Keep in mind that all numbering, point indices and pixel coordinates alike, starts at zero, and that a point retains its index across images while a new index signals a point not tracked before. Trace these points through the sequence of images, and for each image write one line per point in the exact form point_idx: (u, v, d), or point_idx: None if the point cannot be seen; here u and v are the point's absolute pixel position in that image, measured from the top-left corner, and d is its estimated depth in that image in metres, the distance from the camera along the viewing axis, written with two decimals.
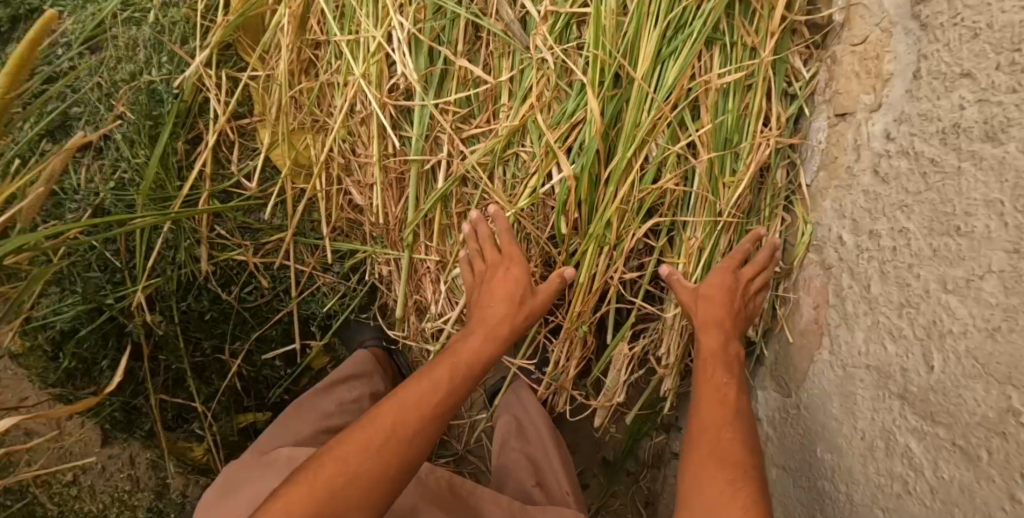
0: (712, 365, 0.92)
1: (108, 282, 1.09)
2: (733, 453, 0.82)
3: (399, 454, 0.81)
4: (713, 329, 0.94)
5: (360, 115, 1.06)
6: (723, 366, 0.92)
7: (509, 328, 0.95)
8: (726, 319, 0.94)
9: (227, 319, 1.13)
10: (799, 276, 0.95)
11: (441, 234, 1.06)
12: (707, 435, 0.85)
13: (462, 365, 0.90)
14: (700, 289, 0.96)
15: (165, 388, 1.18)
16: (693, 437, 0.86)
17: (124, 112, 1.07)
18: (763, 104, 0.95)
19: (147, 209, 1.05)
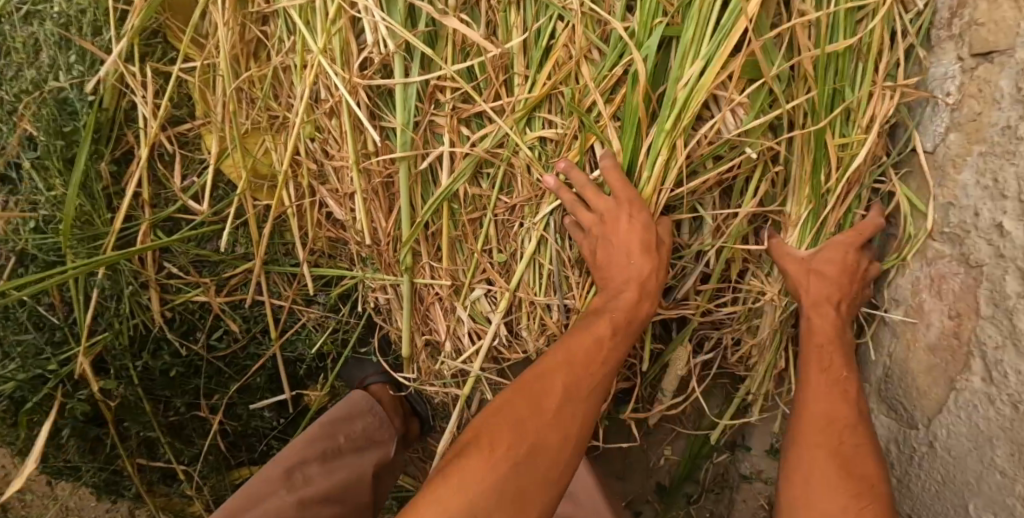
0: (828, 352, 0.71)
1: (47, 343, 0.89)
2: (861, 469, 0.65)
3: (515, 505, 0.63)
4: (828, 310, 0.72)
5: (327, 105, 0.82)
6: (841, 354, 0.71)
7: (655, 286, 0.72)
8: (843, 299, 0.72)
9: (198, 372, 0.92)
10: (921, 273, 0.72)
11: (450, 250, 0.83)
12: (826, 445, 0.66)
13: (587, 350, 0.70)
14: (811, 259, 0.73)
15: (139, 454, 0.99)
16: (804, 443, 0.67)
17: (31, 132, 0.85)
18: (869, 42, 0.70)
19: (76, 253, 0.84)
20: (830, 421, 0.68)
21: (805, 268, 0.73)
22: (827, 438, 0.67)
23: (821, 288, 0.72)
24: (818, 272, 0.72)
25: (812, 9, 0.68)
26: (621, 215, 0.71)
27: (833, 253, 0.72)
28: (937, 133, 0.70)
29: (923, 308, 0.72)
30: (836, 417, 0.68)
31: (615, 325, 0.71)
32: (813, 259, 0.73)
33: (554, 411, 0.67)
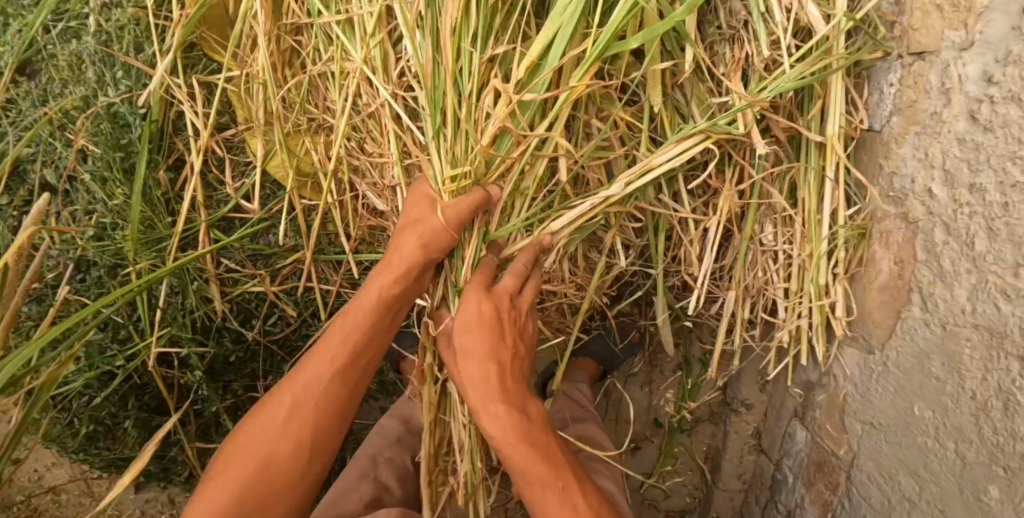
0: (509, 380, 0.76)
1: (114, 340, 0.96)
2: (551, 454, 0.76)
3: (281, 482, 0.75)
4: (472, 360, 0.76)
5: (368, 108, 0.91)
6: (514, 379, 0.76)
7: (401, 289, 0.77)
8: (495, 339, 0.76)
9: (255, 356, 1.03)
10: (874, 229, 0.91)
11: None
12: (537, 466, 0.74)
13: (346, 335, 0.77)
14: (458, 321, 0.77)
15: (197, 437, 1.07)
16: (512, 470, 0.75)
17: (86, 146, 0.91)
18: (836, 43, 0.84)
19: (140, 256, 0.92)
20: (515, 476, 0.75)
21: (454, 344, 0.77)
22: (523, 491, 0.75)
23: (486, 329, 0.76)
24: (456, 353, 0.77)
25: (784, 20, 0.83)
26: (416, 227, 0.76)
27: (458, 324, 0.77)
28: (883, 116, 0.87)
29: (874, 258, 0.91)
30: (525, 432, 0.74)
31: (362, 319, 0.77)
32: (455, 331, 0.77)
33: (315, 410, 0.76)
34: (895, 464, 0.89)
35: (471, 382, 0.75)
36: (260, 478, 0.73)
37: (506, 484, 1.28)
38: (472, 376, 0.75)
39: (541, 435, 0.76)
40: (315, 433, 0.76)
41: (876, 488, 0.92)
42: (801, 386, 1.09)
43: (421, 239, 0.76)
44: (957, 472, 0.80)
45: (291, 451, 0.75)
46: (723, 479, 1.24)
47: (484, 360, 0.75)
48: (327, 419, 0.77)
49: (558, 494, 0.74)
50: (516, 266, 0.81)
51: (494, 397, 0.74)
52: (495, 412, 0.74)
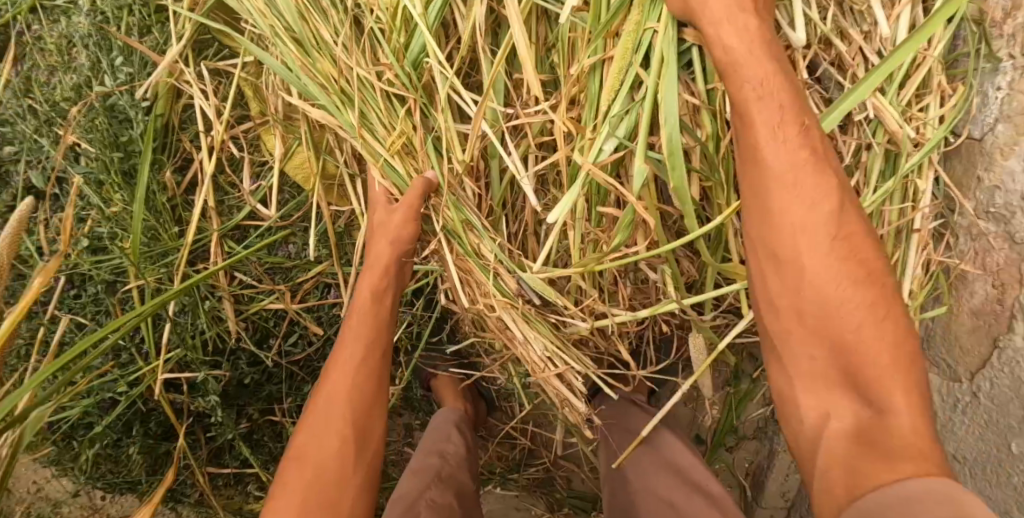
0: (767, 109, 0.53)
1: (114, 364, 0.85)
2: (854, 250, 0.52)
3: (339, 477, 0.63)
4: (776, 113, 0.53)
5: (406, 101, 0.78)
6: (796, 117, 0.53)
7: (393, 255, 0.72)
8: (758, 46, 0.54)
9: (272, 378, 0.92)
10: (966, 246, 0.82)
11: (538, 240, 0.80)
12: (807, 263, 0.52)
13: (363, 307, 0.70)
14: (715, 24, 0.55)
15: (209, 461, 0.97)
16: (786, 283, 0.53)
17: (77, 143, 0.78)
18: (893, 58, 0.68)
19: (145, 271, 0.81)
20: (778, 200, 0.53)
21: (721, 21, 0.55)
22: (764, 224, 0.53)
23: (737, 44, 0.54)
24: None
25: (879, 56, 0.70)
26: (384, 214, 0.73)
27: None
28: (986, 122, 0.78)
29: (966, 278, 0.82)
30: (814, 195, 0.52)
31: (363, 313, 0.70)
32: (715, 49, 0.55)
33: (340, 420, 0.66)
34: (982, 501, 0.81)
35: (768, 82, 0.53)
36: (322, 473, 0.63)
37: (534, 504, 1.17)
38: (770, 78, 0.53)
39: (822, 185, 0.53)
40: (358, 416, 0.66)
41: None
42: None
43: (391, 239, 0.72)
44: None
45: (348, 427, 0.65)
46: (767, 498, 1.16)
47: (764, 67, 0.54)
48: (350, 424, 0.66)
49: (858, 308, 0.51)
50: (755, 39, 0.55)
51: (795, 111, 0.53)
52: (793, 119, 0.53)
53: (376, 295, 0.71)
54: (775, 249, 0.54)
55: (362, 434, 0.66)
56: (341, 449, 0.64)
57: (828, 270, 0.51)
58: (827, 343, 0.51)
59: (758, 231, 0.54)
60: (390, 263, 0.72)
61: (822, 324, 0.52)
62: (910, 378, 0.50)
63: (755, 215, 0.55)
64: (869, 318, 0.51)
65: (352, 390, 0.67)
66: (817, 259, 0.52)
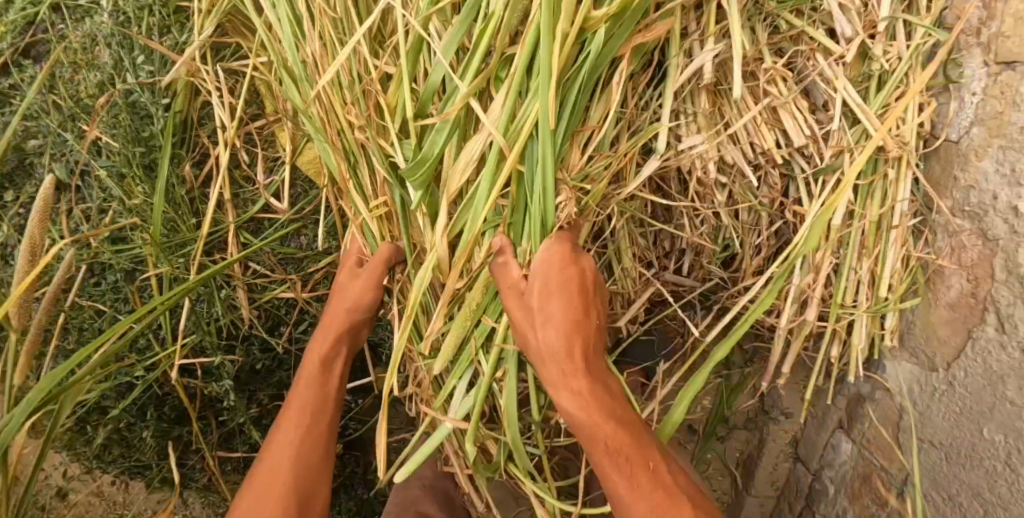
0: (593, 413, 0.65)
1: (132, 350, 0.89)
2: (672, 495, 0.64)
3: None
4: (598, 407, 0.65)
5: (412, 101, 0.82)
6: (602, 391, 0.66)
7: (352, 319, 0.76)
8: (577, 341, 0.66)
9: (282, 365, 0.95)
10: (943, 243, 0.86)
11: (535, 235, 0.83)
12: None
13: (314, 375, 0.75)
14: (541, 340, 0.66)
15: (219, 445, 1.00)
16: None
17: (100, 138, 0.82)
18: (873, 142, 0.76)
19: (163, 261, 0.84)
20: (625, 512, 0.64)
21: (555, 378, 0.66)
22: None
23: (555, 365, 0.66)
24: (537, 325, 0.66)
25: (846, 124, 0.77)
26: (348, 276, 0.76)
27: (529, 327, 0.67)
28: (962, 125, 0.83)
29: (944, 273, 0.86)
30: (636, 465, 0.64)
31: (312, 380, 0.75)
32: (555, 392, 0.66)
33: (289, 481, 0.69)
34: (955, 484, 0.85)
35: (592, 406, 0.65)
36: None
37: None
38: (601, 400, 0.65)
39: (634, 434, 0.65)
40: (303, 479, 0.70)
41: (932, 508, 0.88)
42: (847, 398, 1.04)
43: (351, 302, 0.76)
44: None
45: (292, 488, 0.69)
46: (757, 486, 1.21)
47: (570, 348, 0.66)
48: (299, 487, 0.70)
49: None
50: (564, 313, 0.66)
51: (624, 425, 0.65)
52: (608, 420, 0.65)
53: (325, 363, 0.75)
54: None
55: (308, 498, 0.70)
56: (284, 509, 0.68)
57: None
58: None
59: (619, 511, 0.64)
60: (345, 329, 0.76)
61: None
62: None
63: (611, 497, 0.65)
64: None
65: (300, 452, 0.71)
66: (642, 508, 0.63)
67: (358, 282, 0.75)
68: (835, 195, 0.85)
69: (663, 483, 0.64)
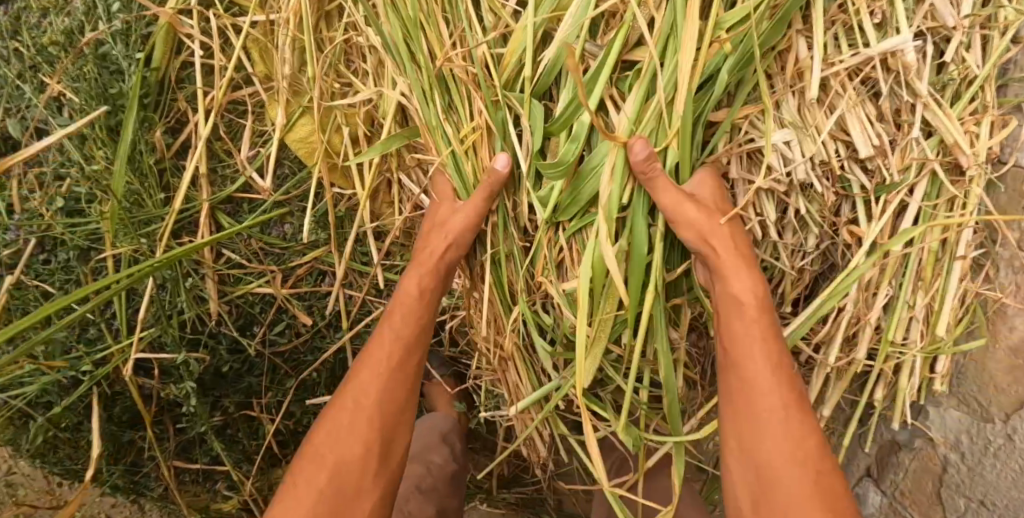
0: (739, 302, 0.64)
1: (79, 339, 0.77)
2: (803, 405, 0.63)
3: (356, 478, 0.65)
4: (737, 283, 0.64)
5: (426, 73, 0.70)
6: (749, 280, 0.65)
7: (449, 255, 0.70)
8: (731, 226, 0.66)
9: (253, 368, 0.84)
10: (1007, 279, 0.77)
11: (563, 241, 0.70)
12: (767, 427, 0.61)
13: (404, 309, 0.70)
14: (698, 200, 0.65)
15: (175, 455, 0.88)
16: (759, 454, 0.61)
17: (62, 92, 0.71)
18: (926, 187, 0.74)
19: (122, 239, 0.73)
20: (769, 447, 0.61)
21: (727, 268, 0.64)
22: (746, 456, 0.62)
23: (711, 240, 0.65)
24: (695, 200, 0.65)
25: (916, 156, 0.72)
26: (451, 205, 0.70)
27: (700, 241, 0.65)
28: None
29: (1007, 314, 0.77)
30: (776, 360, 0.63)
31: (404, 315, 0.70)
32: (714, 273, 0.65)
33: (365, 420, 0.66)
34: None
35: (763, 339, 0.63)
36: (340, 467, 0.65)
37: None
38: (768, 335, 0.63)
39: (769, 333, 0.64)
40: (386, 421, 0.67)
41: None
42: (881, 444, 0.94)
43: (451, 238, 0.70)
44: None
45: (381, 424, 0.67)
46: None
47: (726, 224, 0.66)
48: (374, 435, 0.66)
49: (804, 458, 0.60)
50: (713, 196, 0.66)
51: (785, 369, 0.63)
52: (769, 351, 0.63)
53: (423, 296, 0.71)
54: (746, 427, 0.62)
55: (389, 438, 0.67)
56: (363, 446, 0.66)
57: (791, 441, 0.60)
58: None
59: (740, 398, 0.63)
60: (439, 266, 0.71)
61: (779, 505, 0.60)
62: None
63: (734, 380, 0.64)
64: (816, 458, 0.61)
65: (389, 388, 0.68)
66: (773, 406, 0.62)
67: (456, 216, 0.69)
68: (890, 218, 0.76)
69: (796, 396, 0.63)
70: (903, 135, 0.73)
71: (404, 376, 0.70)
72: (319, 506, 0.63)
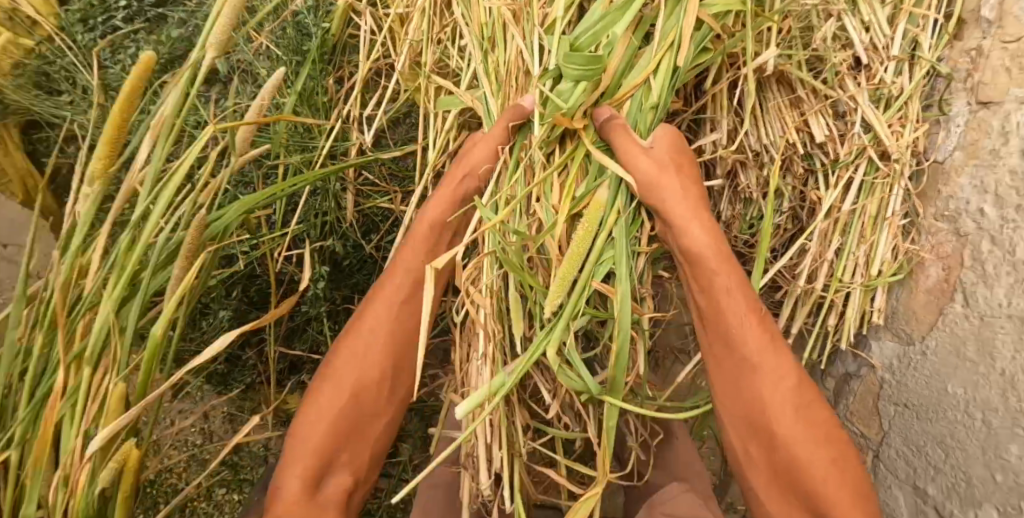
0: (716, 257, 0.82)
1: (245, 228, 1.00)
2: (772, 335, 0.82)
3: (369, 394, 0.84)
4: (704, 235, 0.83)
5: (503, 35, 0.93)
6: (718, 241, 0.83)
7: (460, 192, 0.88)
8: (696, 197, 0.85)
9: (363, 269, 1.07)
10: (925, 241, 1.05)
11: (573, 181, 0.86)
12: (748, 357, 0.80)
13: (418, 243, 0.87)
14: (669, 171, 0.84)
15: (280, 340, 1.11)
16: (746, 381, 0.81)
17: (263, 43, 0.97)
18: (872, 168, 1.03)
19: (292, 152, 0.98)
20: (756, 377, 0.80)
21: (696, 221, 0.83)
22: (741, 385, 0.81)
23: (683, 206, 0.83)
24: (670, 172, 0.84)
25: (864, 143, 1.01)
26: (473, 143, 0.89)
27: (678, 215, 0.83)
28: (948, 150, 1.04)
29: (924, 267, 1.05)
30: (751, 305, 0.82)
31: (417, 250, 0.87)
32: (690, 238, 0.83)
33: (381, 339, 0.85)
34: (924, 438, 1.01)
35: (731, 291, 0.82)
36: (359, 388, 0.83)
37: None
38: (737, 281, 0.82)
39: (738, 283, 0.82)
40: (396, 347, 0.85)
41: (902, 461, 1.05)
42: (836, 379, 1.22)
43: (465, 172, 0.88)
44: (980, 438, 0.92)
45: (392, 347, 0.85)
46: None
47: (694, 194, 0.84)
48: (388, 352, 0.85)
49: (784, 378, 0.80)
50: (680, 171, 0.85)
51: (753, 307, 0.82)
52: (738, 288, 0.82)
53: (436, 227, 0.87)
54: (731, 361, 0.82)
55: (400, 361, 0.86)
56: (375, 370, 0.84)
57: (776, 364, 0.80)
58: (775, 441, 0.79)
59: (728, 337, 0.81)
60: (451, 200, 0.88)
61: (764, 417, 0.80)
62: (815, 424, 0.80)
63: (720, 325, 0.82)
64: (786, 378, 0.80)
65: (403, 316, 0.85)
66: (753, 339, 0.81)
67: (475, 153, 0.87)
68: (845, 190, 1.05)
69: (767, 333, 0.82)
70: (852, 129, 1.03)
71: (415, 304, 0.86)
72: (342, 414, 0.82)
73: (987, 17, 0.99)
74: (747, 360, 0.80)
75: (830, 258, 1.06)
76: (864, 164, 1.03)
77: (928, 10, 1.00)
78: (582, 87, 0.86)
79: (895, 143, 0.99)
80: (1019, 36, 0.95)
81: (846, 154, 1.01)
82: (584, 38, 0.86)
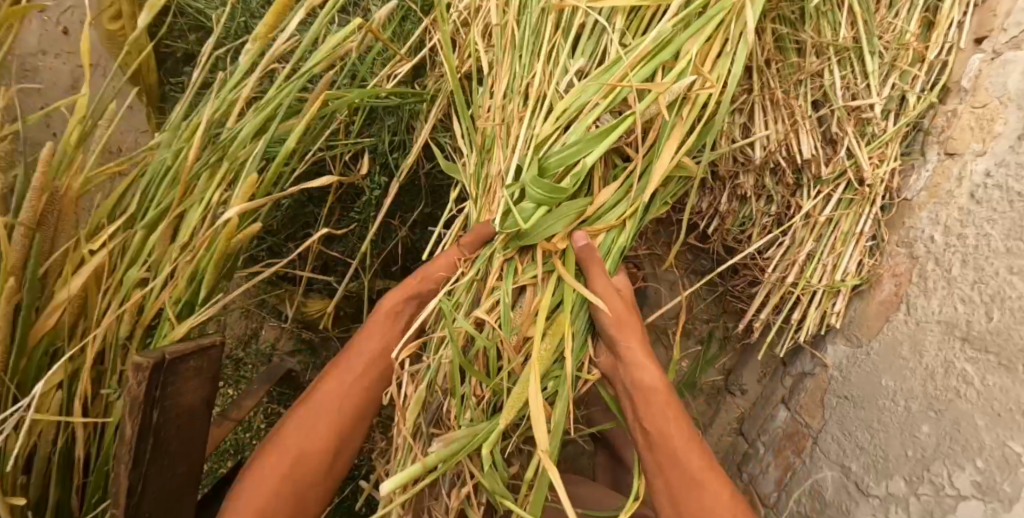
0: (660, 390, 0.84)
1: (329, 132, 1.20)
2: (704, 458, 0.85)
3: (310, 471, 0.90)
4: (651, 367, 0.85)
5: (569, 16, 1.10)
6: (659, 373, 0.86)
7: (421, 288, 0.95)
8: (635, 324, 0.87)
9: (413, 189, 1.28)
10: (885, 261, 1.23)
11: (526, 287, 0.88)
12: (687, 478, 0.83)
13: (372, 329, 0.94)
14: (616, 300, 0.86)
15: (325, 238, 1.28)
16: (689, 502, 0.83)
17: None
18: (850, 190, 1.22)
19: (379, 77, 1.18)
20: (705, 500, 0.83)
21: (644, 359, 0.85)
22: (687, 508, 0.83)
23: (631, 333, 0.86)
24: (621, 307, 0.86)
25: (845, 166, 1.20)
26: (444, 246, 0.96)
27: (636, 353, 0.85)
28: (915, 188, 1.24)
29: (880, 284, 1.23)
30: (681, 429, 0.84)
31: (372, 333, 0.94)
32: (637, 384, 0.84)
33: (329, 410, 0.91)
34: (856, 424, 1.17)
35: (678, 422, 0.84)
36: (301, 460, 0.89)
37: None
38: (676, 412, 0.84)
39: (676, 411, 0.85)
40: (341, 426, 0.92)
41: (835, 445, 1.21)
42: (793, 377, 1.39)
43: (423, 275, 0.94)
44: (900, 421, 1.09)
45: (335, 413, 0.91)
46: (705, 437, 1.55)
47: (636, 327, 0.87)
48: (339, 417, 0.92)
49: (721, 490, 0.84)
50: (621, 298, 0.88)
51: (691, 435, 0.85)
52: (676, 412, 0.85)
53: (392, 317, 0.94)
54: (675, 483, 0.83)
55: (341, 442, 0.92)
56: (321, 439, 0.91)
57: (714, 481, 0.84)
58: None
59: (670, 466, 0.83)
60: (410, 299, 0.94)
61: None
62: None
63: (663, 456, 0.84)
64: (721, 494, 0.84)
65: (350, 393, 0.92)
66: (689, 458, 0.84)
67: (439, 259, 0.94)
68: (824, 205, 1.23)
69: (700, 453, 0.85)
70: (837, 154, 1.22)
71: (365, 382, 0.93)
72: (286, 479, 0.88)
73: (964, 85, 1.19)
74: (687, 479, 0.83)
75: (801, 260, 1.24)
76: (842, 185, 1.22)
77: (918, 70, 1.19)
78: (543, 210, 0.85)
79: (870, 170, 1.17)
80: (984, 102, 1.14)
81: (830, 175, 1.20)
82: (553, 159, 0.84)
